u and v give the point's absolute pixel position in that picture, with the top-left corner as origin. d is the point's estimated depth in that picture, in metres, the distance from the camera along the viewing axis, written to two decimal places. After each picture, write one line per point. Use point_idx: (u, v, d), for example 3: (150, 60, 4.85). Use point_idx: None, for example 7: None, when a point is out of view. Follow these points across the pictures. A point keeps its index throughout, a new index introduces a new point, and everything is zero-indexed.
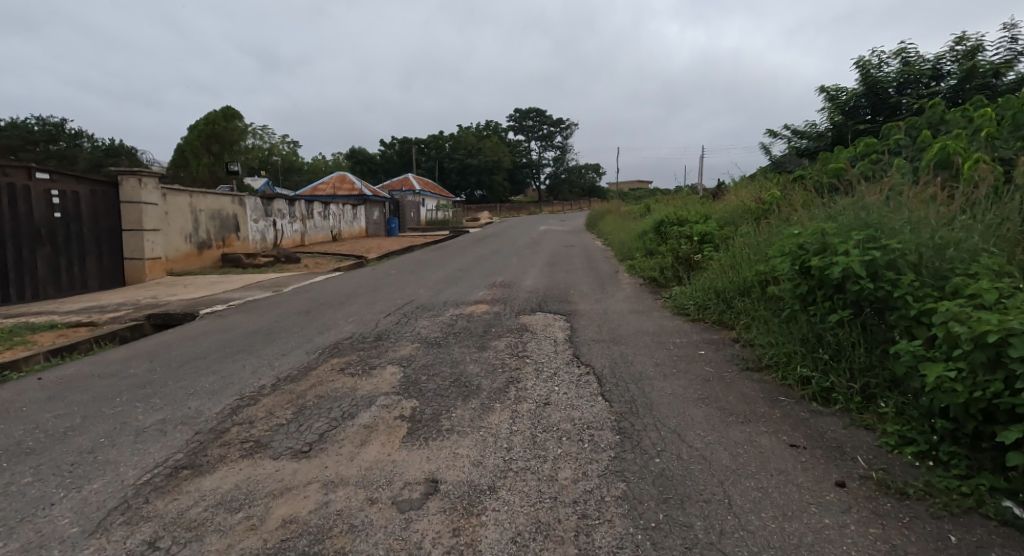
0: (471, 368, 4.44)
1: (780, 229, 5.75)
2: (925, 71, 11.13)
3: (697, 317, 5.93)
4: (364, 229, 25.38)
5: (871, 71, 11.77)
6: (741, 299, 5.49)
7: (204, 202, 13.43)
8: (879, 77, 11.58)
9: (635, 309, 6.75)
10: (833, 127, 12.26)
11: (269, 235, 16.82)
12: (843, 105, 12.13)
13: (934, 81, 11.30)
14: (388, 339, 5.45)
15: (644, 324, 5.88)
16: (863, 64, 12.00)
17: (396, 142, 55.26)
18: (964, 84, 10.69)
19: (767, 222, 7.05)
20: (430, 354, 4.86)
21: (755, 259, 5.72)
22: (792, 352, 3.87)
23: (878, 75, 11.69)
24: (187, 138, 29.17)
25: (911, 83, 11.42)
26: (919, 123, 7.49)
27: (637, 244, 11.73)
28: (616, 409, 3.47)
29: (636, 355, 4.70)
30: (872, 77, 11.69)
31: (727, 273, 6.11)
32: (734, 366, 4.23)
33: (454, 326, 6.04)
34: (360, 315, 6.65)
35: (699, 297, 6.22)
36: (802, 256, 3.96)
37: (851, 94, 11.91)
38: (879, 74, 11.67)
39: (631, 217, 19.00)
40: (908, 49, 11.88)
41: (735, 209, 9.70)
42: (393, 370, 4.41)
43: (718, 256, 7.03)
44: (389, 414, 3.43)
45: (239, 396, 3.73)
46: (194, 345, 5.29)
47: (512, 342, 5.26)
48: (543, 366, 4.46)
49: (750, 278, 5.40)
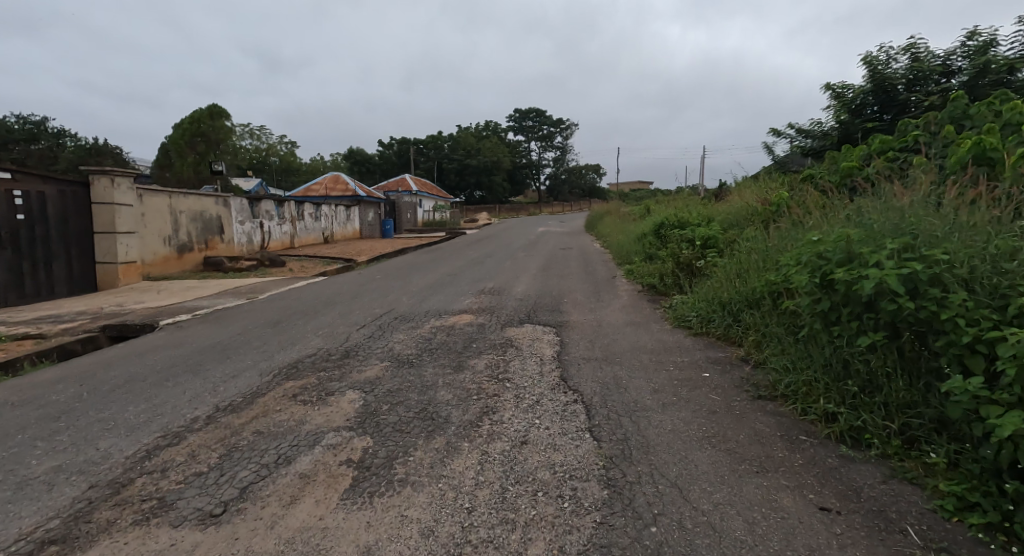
0: (442, 394, 3.88)
1: (791, 234, 5.20)
2: (936, 67, 10.58)
3: (700, 331, 5.38)
4: (358, 231, 24.85)
5: (879, 67, 11.20)
6: (750, 313, 4.93)
7: (185, 203, 12.88)
8: (887, 74, 11.01)
9: (633, 320, 6.20)
10: (839, 126, 11.69)
11: (255, 237, 16.27)
12: (849, 103, 11.58)
13: (945, 78, 10.74)
14: (355, 357, 4.90)
15: (642, 339, 5.31)
16: (871, 61, 11.43)
17: (394, 143, 54.76)
18: (977, 80, 10.11)
19: (775, 225, 6.50)
20: (399, 376, 4.30)
21: (765, 267, 5.16)
22: (813, 381, 3.31)
23: (886, 72, 11.12)
24: (170, 138, 28.35)
25: (921, 80, 10.85)
26: (938, 118, 6.93)
27: (636, 248, 11.17)
28: (605, 453, 2.91)
29: (632, 378, 4.13)
30: (880, 74, 11.14)
31: (734, 281, 5.55)
32: (744, 395, 3.66)
33: (432, 341, 5.48)
34: (333, 328, 6.10)
35: (702, 309, 5.68)
36: (824, 267, 3.40)
37: (858, 92, 11.34)
38: (887, 71, 11.11)
39: (630, 218, 18.47)
40: (918, 45, 11.31)
41: (740, 211, 9.13)
42: (353, 397, 3.85)
43: (724, 262, 6.47)
44: (333, 458, 2.87)
45: (164, 432, 3.18)
46: (138, 364, 4.73)
47: (493, 362, 4.70)
48: (525, 392, 3.91)
49: (760, 289, 4.84)
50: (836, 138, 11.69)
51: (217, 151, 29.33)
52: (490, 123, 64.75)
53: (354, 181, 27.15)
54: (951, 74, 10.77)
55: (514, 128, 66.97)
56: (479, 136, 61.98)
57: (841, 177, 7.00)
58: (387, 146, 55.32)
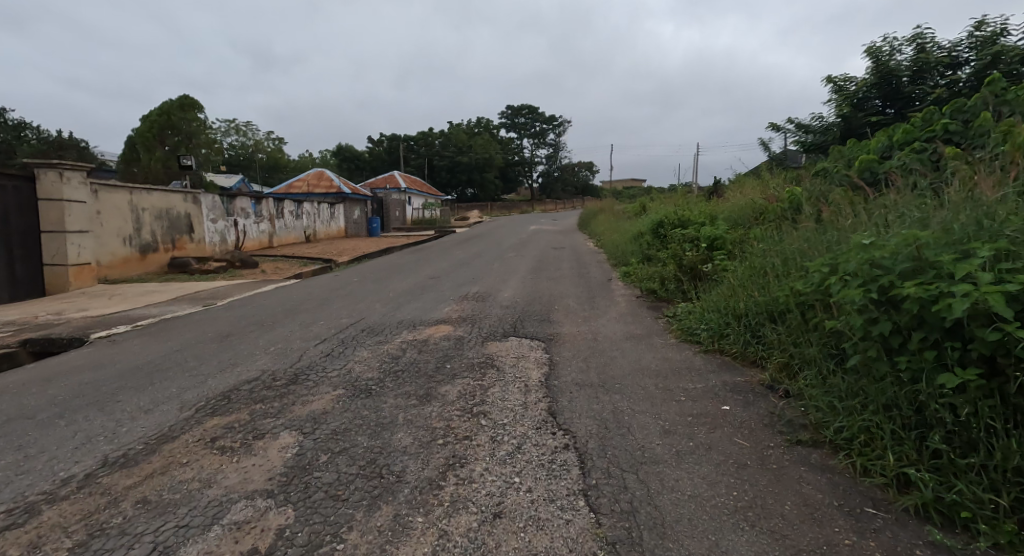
0: (401, 437, 3.09)
1: (818, 237, 4.47)
2: (943, 58, 9.89)
3: (712, 348, 4.66)
4: (342, 230, 23.99)
5: (883, 58, 10.50)
6: (774, 329, 4.18)
7: (149, 199, 12.00)
8: (892, 65, 10.31)
9: (633, 333, 5.45)
10: (840, 120, 10.94)
11: (229, 236, 15.36)
12: (852, 96, 10.86)
13: (953, 70, 10.04)
14: (306, 381, 4.10)
15: (645, 358, 4.55)
16: (874, 51, 10.72)
17: (384, 140, 53.85)
18: (987, 72, 9.42)
19: (790, 225, 5.79)
20: (351, 410, 3.50)
21: (788, 274, 4.44)
22: (874, 428, 2.57)
23: (890, 63, 10.41)
24: (137, 130, 27.26)
25: (927, 72, 10.18)
26: (966, 107, 6.29)
27: (633, 248, 10.42)
28: (607, 535, 2.16)
29: (637, 414, 3.36)
30: (884, 65, 10.45)
31: (749, 289, 4.82)
32: (778, 439, 2.92)
33: (400, 360, 4.69)
34: (288, 343, 5.31)
35: (713, 321, 4.96)
36: (884, 278, 2.69)
37: (862, 84, 10.62)
38: (891, 62, 10.41)
39: (624, 217, 17.76)
40: (923, 35, 10.61)
41: (744, 209, 8.42)
42: (290, 439, 3.05)
43: (735, 266, 5.74)
44: (231, 549, 2.07)
45: (17, 503, 2.37)
46: (38, 393, 3.90)
47: (469, 389, 3.92)
48: (503, 434, 3.14)
49: (785, 300, 4.10)
50: (837, 133, 10.98)
51: (190, 145, 28.20)
52: (482, 120, 63.84)
53: (339, 177, 26.23)
54: (958, 66, 10.06)
55: (506, 125, 66.10)
56: (470, 133, 61.11)
57: (858, 172, 6.30)
58: (376, 143, 54.31)
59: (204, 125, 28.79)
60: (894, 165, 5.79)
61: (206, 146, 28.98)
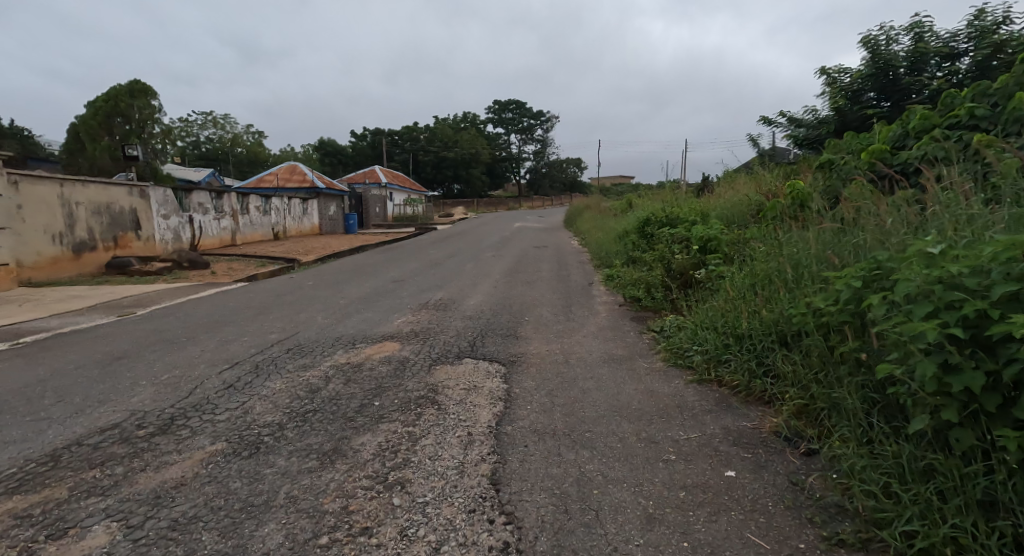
0: (267, 535, 2.11)
1: (840, 241, 3.61)
2: (942, 47, 9.11)
3: (707, 376, 3.77)
4: (316, 227, 22.87)
5: (879, 47, 9.71)
6: (788, 359, 3.29)
7: (84, 192, 11.06)
8: (887, 55, 9.51)
9: (613, 355, 4.53)
10: (834, 112, 10.03)
11: (182, 233, 14.23)
12: (845, 89, 10.02)
13: (951, 61, 9.26)
14: (182, 426, 3.12)
15: (626, 393, 3.62)
16: (869, 40, 9.94)
17: (366, 133, 52.48)
18: (988, 62, 8.63)
19: (797, 226, 4.92)
20: (216, 480, 2.51)
21: (803, 289, 3.55)
22: (968, 539, 1.69)
23: (885, 53, 9.63)
24: (82, 118, 25.45)
25: (923, 63, 9.42)
26: (988, 92, 5.48)
27: (617, 248, 9.55)
28: None
29: (611, 488, 2.42)
30: (879, 55, 9.66)
31: (751, 303, 3.96)
32: (812, 536, 2.01)
33: (320, 392, 3.74)
34: (189, 367, 4.31)
35: (709, 341, 4.08)
36: (970, 305, 1.84)
37: (856, 75, 9.81)
38: (887, 52, 9.62)
39: (611, 214, 16.88)
40: (922, 24, 9.83)
41: (739, 205, 7.58)
42: (101, 538, 2.07)
43: (732, 272, 4.87)
44: None
45: None
46: None
47: (393, 441, 2.98)
48: (421, 523, 2.22)
49: (801, 320, 3.22)
50: (831, 127, 10.06)
51: (143, 135, 26.46)
52: (467, 115, 62.51)
53: (312, 170, 25.01)
54: (955, 57, 9.30)
55: (493, 120, 65.03)
56: (456, 128, 59.88)
57: (868, 163, 5.43)
58: (358, 137, 52.92)
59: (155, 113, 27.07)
60: (912, 155, 4.95)
61: (165, 136, 27.37)
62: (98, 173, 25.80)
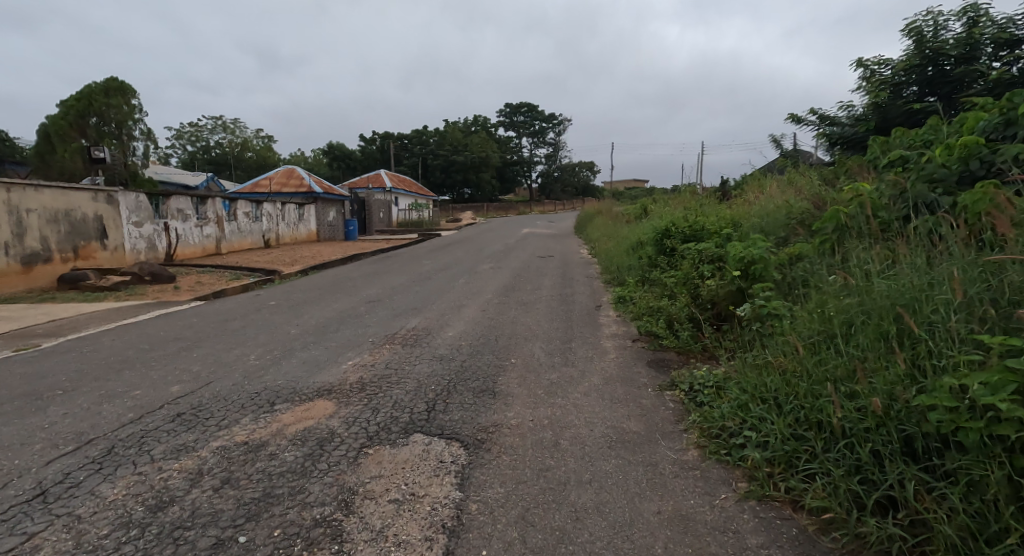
0: None
1: (1002, 300, 2.25)
2: (999, 32, 7.31)
3: (774, 491, 2.35)
4: (312, 233, 21.78)
5: (924, 34, 7.96)
6: (929, 487, 1.92)
7: (38, 198, 9.96)
8: (933, 43, 7.77)
9: (624, 431, 3.15)
10: (870, 110, 8.31)
11: (156, 242, 13.13)
12: (882, 84, 8.28)
13: (1010, 50, 7.43)
14: None
15: (645, 525, 2.25)
16: (912, 26, 8.20)
17: (374, 138, 51.58)
18: None
19: (883, 249, 3.51)
20: None
21: (944, 365, 2.15)
22: None
23: (931, 41, 7.88)
24: (53, 118, 24.50)
25: (978, 51, 7.63)
26: None
27: (631, 262, 8.16)
28: None
29: None
30: (924, 43, 7.92)
31: (835, 372, 2.58)
32: None
33: (168, 508, 2.42)
34: (22, 447, 3.04)
35: (769, 425, 2.65)
36: None
37: (895, 66, 8.08)
38: (933, 40, 7.88)
39: (624, 220, 15.46)
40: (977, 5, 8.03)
41: (778, 215, 6.13)
42: None
43: (793, 310, 3.47)
44: None
45: None
46: None
47: None
48: None
49: (958, 426, 1.86)
50: (868, 126, 8.31)
51: (121, 137, 25.49)
52: (477, 117, 61.24)
53: (310, 174, 23.97)
54: (1017, 43, 7.48)
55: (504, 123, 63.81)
56: (464, 130, 58.62)
57: (961, 160, 3.83)
58: (367, 141, 52.00)
59: (134, 113, 25.93)
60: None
61: (146, 137, 26.36)
62: (77, 176, 24.74)
